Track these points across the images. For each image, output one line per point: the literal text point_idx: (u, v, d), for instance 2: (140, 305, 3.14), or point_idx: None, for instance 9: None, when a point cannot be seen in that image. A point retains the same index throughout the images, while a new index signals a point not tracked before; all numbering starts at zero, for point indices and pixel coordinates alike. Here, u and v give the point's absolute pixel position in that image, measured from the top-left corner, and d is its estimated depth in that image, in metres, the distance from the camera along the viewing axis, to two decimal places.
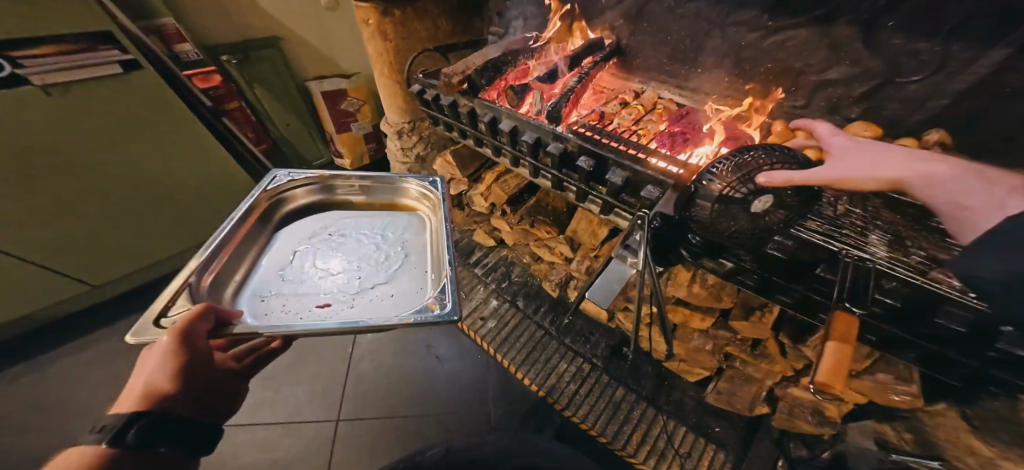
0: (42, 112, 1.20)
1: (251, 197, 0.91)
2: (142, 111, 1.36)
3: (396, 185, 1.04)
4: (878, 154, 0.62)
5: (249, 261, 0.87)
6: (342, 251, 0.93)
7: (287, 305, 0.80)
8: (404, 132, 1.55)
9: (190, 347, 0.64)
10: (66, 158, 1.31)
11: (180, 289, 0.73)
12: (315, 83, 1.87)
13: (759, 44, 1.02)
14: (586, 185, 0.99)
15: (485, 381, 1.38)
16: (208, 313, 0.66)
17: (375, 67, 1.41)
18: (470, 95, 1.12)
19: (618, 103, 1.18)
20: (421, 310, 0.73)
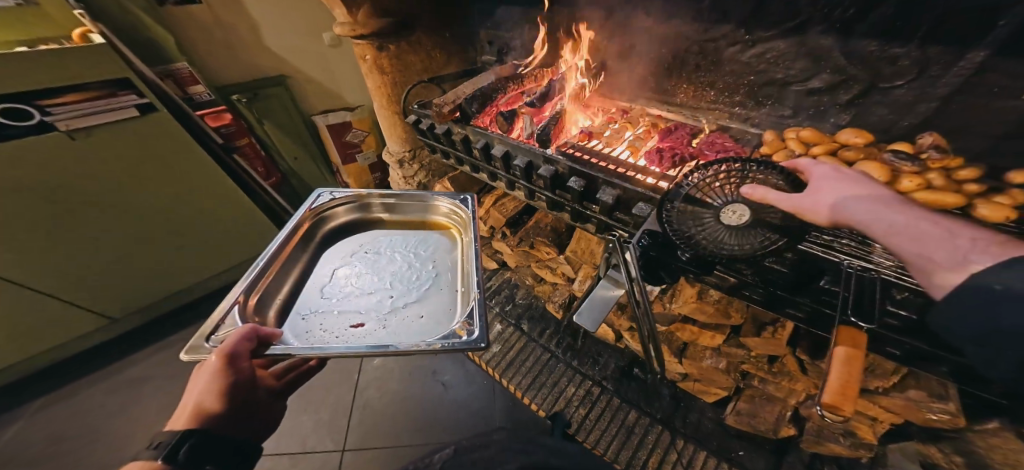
0: (76, 151, 1.28)
1: (294, 218, 0.93)
2: (157, 148, 1.42)
3: (427, 203, 1.05)
4: (857, 185, 0.55)
5: (297, 274, 0.89)
6: (377, 269, 0.93)
7: (318, 327, 0.80)
8: (404, 161, 1.58)
9: (234, 368, 0.65)
10: (92, 192, 1.37)
11: (229, 306, 0.73)
12: (321, 117, 1.93)
13: (740, 57, 1.04)
14: (580, 205, 1.00)
15: (492, 407, 1.34)
16: (251, 334, 0.67)
17: (375, 99, 1.46)
18: (463, 123, 1.16)
19: (607, 122, 1.20)
20: (448, 337, 0.72)
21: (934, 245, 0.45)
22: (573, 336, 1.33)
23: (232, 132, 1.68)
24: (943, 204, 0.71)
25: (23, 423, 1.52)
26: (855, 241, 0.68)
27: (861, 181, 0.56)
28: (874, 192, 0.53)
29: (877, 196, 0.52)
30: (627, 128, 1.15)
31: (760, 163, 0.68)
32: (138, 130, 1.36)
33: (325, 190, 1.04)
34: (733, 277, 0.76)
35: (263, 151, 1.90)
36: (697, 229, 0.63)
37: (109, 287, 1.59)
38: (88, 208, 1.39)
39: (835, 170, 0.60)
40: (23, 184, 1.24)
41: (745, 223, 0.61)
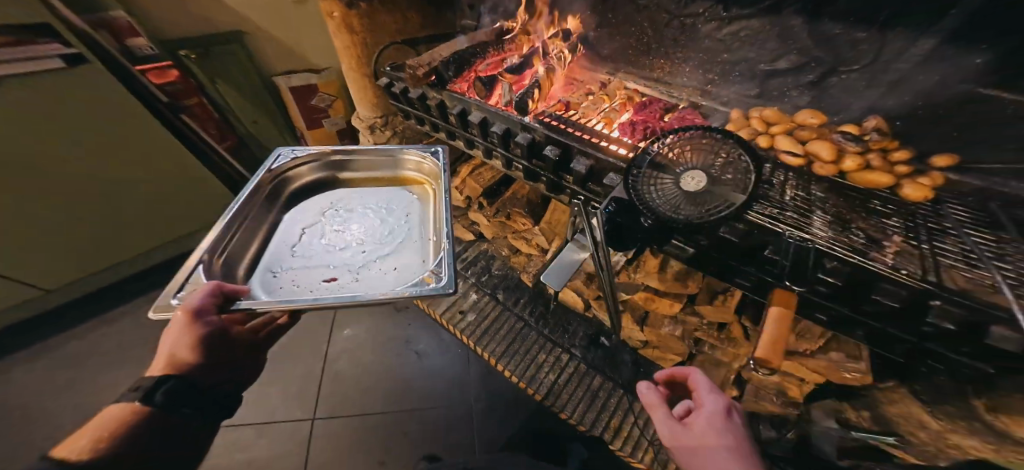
0: (29, 110, 1.20)
1: (252, 182, 0.88)
2: (89, 107, 1.28)
3: (395, 157, 1.02)
4: (731, 432, 0.60)
5: (259, 242, 0.85)
6: (349, 224, 0.92)
7: (292, 280, 0.80)
8: (376, 127, 1.50)
9: (201, 321, 0.65)
10: (56, 157, 1.32)
11: (195, 264, 0.71)
12: (282, 78, 1.76)
13: (715, 35, 1.06)
14: (555, 175, 1.03)
15: (467, 374, 1.39)
16: (216, 290, 0.66)
17: (343, 61, 1.38)
18: (438, 87, 1.12)
19: (585, 93, 1.20)
20: (417, 283, 0.74)
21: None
22: (545, 306, 1.38)
23: (179, 90, 1.55)
24: (876, 184, 0.79)
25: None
26: (797, 213, 0.75)
27: (730, 428, 0.61)
28: (736, 441, 0.59)
29: (742, 451, 0.57)
30: (602, 100, 1.15)
31: (720, 131, 0.70)
32: (62, 84, 1.21)
33: (285, 150, 0.99)
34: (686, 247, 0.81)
35: (217, 113, 1.75)
36: (660, 197, 0.66)
37: (53, 255, 1.51)
38: (63, 170, 1.35)
39: (717, 401, 0.66)
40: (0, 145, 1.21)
41: (704, 189, 0.64)
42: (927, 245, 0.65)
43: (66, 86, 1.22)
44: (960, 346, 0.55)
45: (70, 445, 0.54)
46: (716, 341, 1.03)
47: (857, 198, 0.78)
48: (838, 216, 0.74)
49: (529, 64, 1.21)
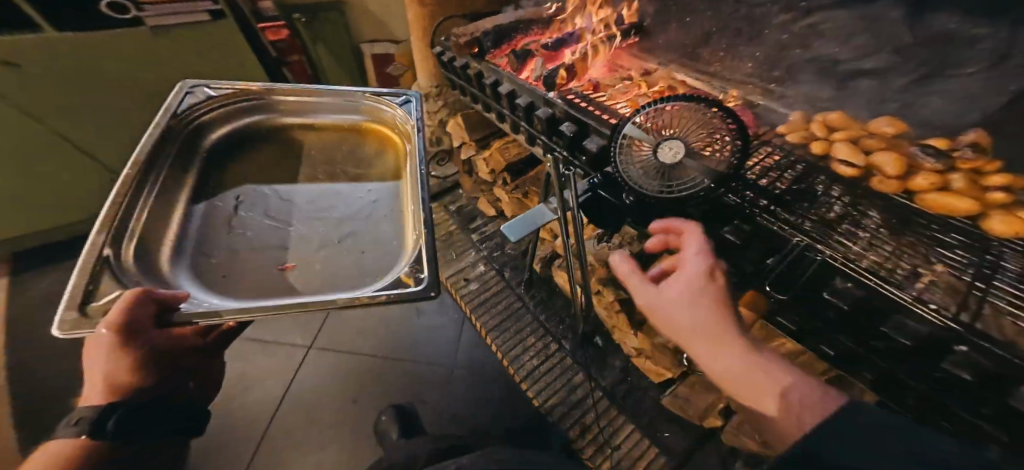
0: (178, 49, 1.54)
1: (156, 127, 0.78)
2: (222, 56, 1.62)
3: (357, 104, 0.95)
4: (710, 304, 0.50)
5: (179, 214, 0.73)
6: (306, 191, 0.83)
7: (233, 268, 0.68)
8: (431, 96, 1.58)
9: (139, 341, 0.53)
10: (184, 88, 1.65)
11: (98, 269, 0.55)
12: (367, 46, 2.00)
13: (789, 30, 0.93)
14: (570, 155, 1.00)
15: (458, 339, 1.44)
16: (147, 300, 0.52)
17: (412, 31, 1.47)
18: (479, 59, 1.17)
19: (623, 78, 1.15)
20: (393, 283, 0.58)
21: (767, 396, 0.44)
22: (548, 293, 1.36)
23: (285, 48, 1.88)
24: (951, 210, 0.60)
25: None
26: (815, 222, 0.65)
27: (709, 291, 0.51)
28: (718, 306, 0.50)
29: (719, 315, 0.49)
30: (638, 85, 1.09)
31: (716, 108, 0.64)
32: (208, 36, 1.54)
33: (196, 88, 0.90)
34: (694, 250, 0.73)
35: (312, 72, 2.07)
36: (632, 170, 0.64)
37: None
38: None
39: (689, 258, 0.55)
40: (156, 75, 1.56)
41: (676, 163, 0.61)
42: (985, 285, 0.52)
43: (207, 37, 1.55)
44: (977, 405, 0.44)
45: None
46: None
47: (919, 222, 0.62)
48: (881, 240, 0.62)
49: (568, 41, 1.20)
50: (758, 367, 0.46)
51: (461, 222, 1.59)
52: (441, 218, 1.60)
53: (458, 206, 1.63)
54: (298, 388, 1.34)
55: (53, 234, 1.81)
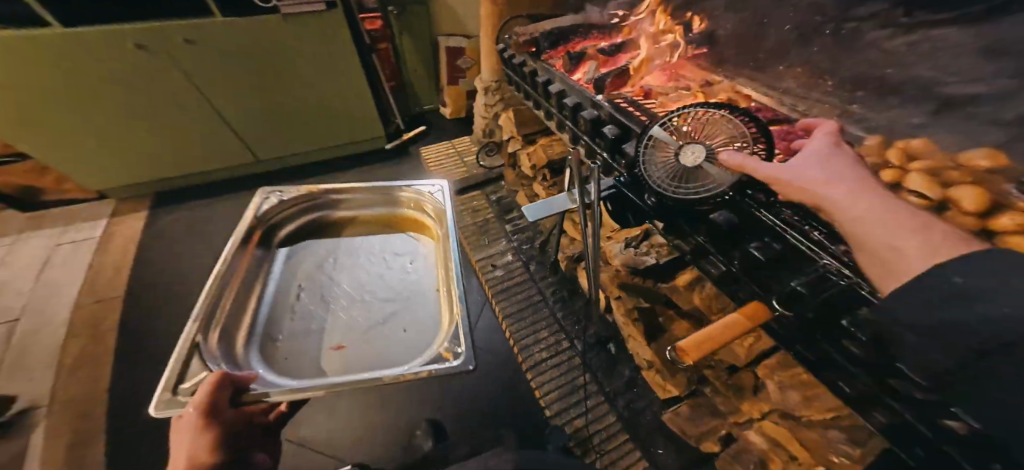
0: (297, 34, 1.70)
1: (242, 228, 1.00)
2: (335, 44, 1.79)
3: (388, 195, 1.17)
4: (834, 165, 0.48)
5: (254, 299, 0.96)
6: (353, 279, 1.08)
7: (291, 351, 0.91)
8: (490, 90, 1.66)
9: (217, 418, 0.64)
10: (292, 68, 1.80)
11: (192, 352, 0.75)
12: (442, 39, 2.12)
13: (882, 48, 0.69)
14: (609, 157, 0.92)
15: (477, 321, 1.51)
16: (225, 380, 0.68)
17: (482, 27, 1.54)
18: (535, 57, 1.21)
19: (680, 86, 1.07)
20: (436, 358, 0.78)
21: (904, 231, 0.37)
22: (570, 293, 1.37)
23: (378, 36, 2.05)
24: None
25: (208, 209, 2.03)
26: (828, 232, 0.57)
27: (830, 159, 0.50)
28: (840, 163, 0.49)
29: (843, 169, 0.47)
30: (693, 96, 1.01)
31: (740, 111, 0.67)
32: (326, 25, 1.71)
33: (270, 191, 1.12)
34: (722, 267, 0.70)
35: (396, 60, 2.21)
36: (656, 170, 0.71)
37: (268, 139, 2.03)
38: (296, 79, 1.84)
39: (823, 149, 0.53)
40: (271, 54, 1.73)
41: (698, 167, 0.65)
42: None
43: (325, 26, 1.72)
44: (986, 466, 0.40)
45: None
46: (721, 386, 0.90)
47: None
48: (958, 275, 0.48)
49: (627, 47, 1.19)
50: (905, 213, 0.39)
51: (498, 212, 1.65)
52: (479, 204, 1.68)
53: (498, 196, 1.69)
54: None
55: (179, 182, 2.10)
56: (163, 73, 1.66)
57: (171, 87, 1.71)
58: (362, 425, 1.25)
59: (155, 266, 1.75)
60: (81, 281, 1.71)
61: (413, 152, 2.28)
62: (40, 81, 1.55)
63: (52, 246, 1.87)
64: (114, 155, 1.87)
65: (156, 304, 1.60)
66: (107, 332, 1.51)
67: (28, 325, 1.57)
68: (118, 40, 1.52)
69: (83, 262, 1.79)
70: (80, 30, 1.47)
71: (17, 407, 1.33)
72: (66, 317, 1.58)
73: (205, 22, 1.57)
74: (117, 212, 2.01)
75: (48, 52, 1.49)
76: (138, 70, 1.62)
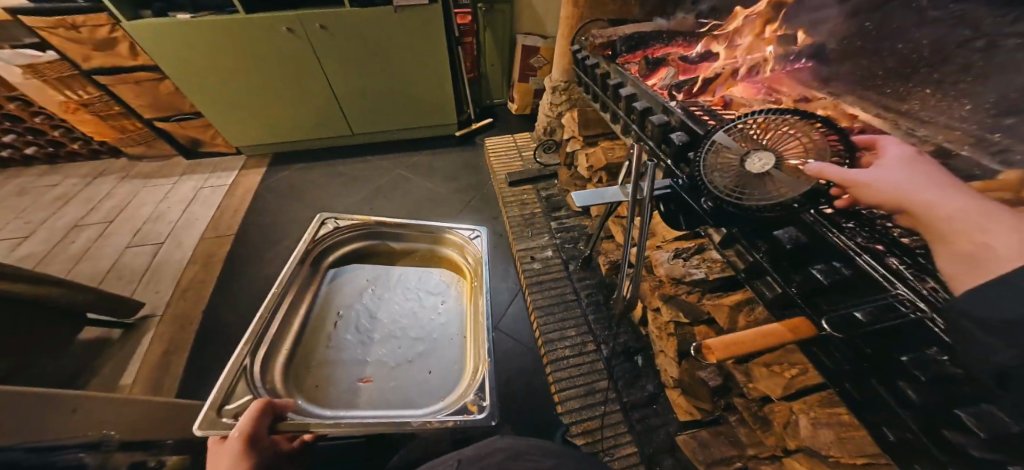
0: (402, 23, 1.86)
1: (300, 249, 1.07)
2: (441, 36, 1.94)
3: (436, 235, 1.22)
4: (930, 174, 0.51)
5: (296, 322, 1.00)
6: (387, 308, 1.09)
7: (323, 378, 0.92)
8: (558, 89, 1.69)
9: (256, 448, 0.68)
10: (390, 53, 1.98)
11: (237, 377, 0.82)
12: (520, 37, 2.14)
13: None
14: (674, 165, 0.92)
15: (507, 307, 1.56)
16: (266, 409, 0.74)
17: (560, 28, 1.59)
18: (610, 60, 1.22)
19: (765, 98, 0.97)
20: (460, 409, 0.82)
21: (1001, 229, 0.39)
22: (605, 299, 1.37)
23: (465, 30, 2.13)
24: None
25: (306, 173, 2.31)
26: (911, 263, 0.52)
27: (926, 168, 0.52)
28: (935, 172, 0.51)
29: (936, 178, 0.50)
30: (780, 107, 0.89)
31: (821, 124, 0.66)
32: (425, 17, 1.85)
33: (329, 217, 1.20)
34: (779, 289, 0.68)
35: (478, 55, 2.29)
36: (719, 176, 0.70)
37: (360, 115, 2.25)
38: (391, 63, 2.02)
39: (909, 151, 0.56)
40: (375, 40, 1.91)
41: (764, 174, 0.65)
42: None
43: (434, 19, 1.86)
44: None
45: None
46: (747, 416, 0.88)
47: None
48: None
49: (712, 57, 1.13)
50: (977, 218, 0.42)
51: (546, 209, 1.69)
52: (529, 198, 1.73)
53: (548, 194, 1.74)
54: None
55: (297, 147, 2.43)
56: (289, 50, 1.90)
57: (309, 68, 1.99)
58: None
59: (258, 215, 2.05)
60: (209, 220, 2.05)
61: (477, 142, 2.40)
62: (224, 59, 1.90)
63: (197, 188, 2.25)
64: (258, 123, 2.22)
65: (253, 249, 1.89)
66: (215, 266, 1.81)
67: (167, 250, 1.91)
68: (278, 27, 1.80)
69: (215, 203, 2.15)
70: (256, 17, 1.76)
71: (140, 314, 1.64)
72: (192, 245, 1.93)
73: (342, 12, 1.78)
74: (245, 166, 2.37)
75: (228, 33, 1.80)
76: (290, 53, 1.91)
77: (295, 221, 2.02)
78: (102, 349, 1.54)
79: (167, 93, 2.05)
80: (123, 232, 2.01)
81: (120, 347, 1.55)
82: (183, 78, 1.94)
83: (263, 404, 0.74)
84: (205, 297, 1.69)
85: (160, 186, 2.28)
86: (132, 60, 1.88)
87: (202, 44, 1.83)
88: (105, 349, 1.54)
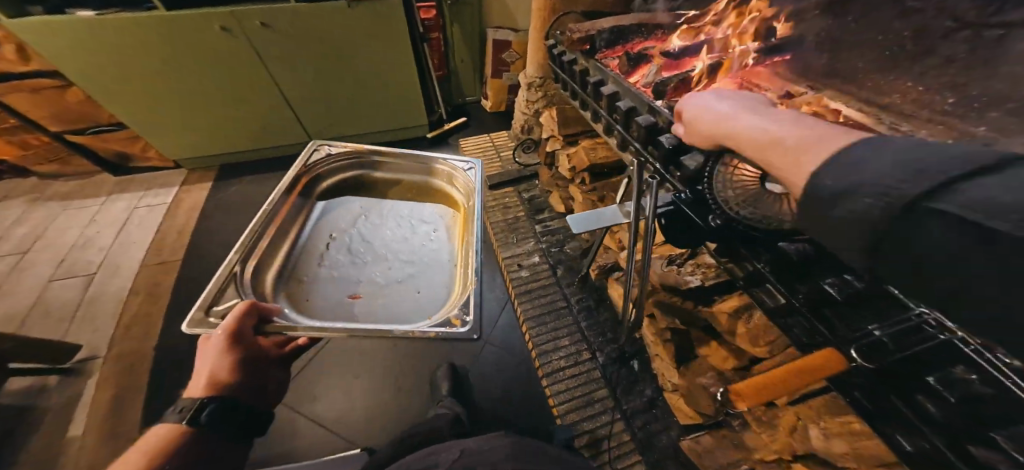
0: (356, 18, 1.69)
1: (289, 174, 0.97)
2: (399, 32, 1.78)
3: (430, 165, 1.10)
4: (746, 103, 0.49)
5: (289, 241, 0.93)
6: (377, 232, 1.02)
7: (313, 294, 0.86)
8: (533, 85, 1.61)
9: (239, 346, 0.70)
10: (346, 49, 1.80)
11: (227, 285, 0.75)
12: (491, 31, 2.02)
13: None
14: (663, 169, 0.85)
15: (497, 320, 1.48)
16: (251, 311, 0.71)
17: (532, 22, 1.52)
18: (588, 56, 1.14)
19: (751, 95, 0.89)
20: (444, 323, 0.76)
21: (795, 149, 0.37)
22: (596, 303, 1.34)
23: (431, 25, 1.97)
24: None
25: (262, 185, 2.11)
26: None
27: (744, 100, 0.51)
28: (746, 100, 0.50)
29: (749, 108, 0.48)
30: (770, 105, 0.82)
31: None
32: (380, 11, 1.69)
33: (319, 142, 1.08)
34: (782, 299, 0.63)
35: (445, 50, 2.14)
36: (732, 194, 0.61)
37: (318, 118, 2.07)
38: (347, 60, 1.85)
39: (740, 104, 0.50)
40: (328, 37, 1.74)
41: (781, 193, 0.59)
42: None
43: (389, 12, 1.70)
44: None
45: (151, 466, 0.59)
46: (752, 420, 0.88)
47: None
48: None
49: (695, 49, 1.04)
50: (846, 152, 0.31)
51: (529, 211, 1.63)
52: (511, 201, 1.66)
53: (531, 195, 1.67)
54: None
55: (249, 156, 2.22)
56: (226, 49, 1.69)
57: (253, 69, 1.79)
58: (372, 406, 1.27)
59: (210, 234, 1.85)
60: (150, 243, 1.83)
61: (450, 143, 2.28)
62: (146, 62, 1.66)
63: (132, 208, 2.00)
64: (194, 131, 1.99)
65: (205, 273, 1.70)
66: (163, 296, 1.62)
67: (102, 281, 1.69)
68: (210, 24, 1.59)
69: (155, 223, 1.92)
70: (181, 14, 1.54)
71: (77, 357, 1.44)
72: (131, 275, 1.70)
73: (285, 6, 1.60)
74: (189, 181, 2.12)
75: (147, 33, 1.56)
76: (226, 53, 1.71)
77: None
78: (32, 403, 1.34)
79: (76, 101, 1.80)
80: (47, 264, 1.76)
81: (54, 400, 1.35)
82: (97, 83, 1.69)
83: (247, 305, 0.70)
84: (150, 332, 1.50)
85: (86, 208, 2.00)
86: (24, 65, 1.64)
87: (113, 46, 1.58)
88: (36, 402, 1.35)
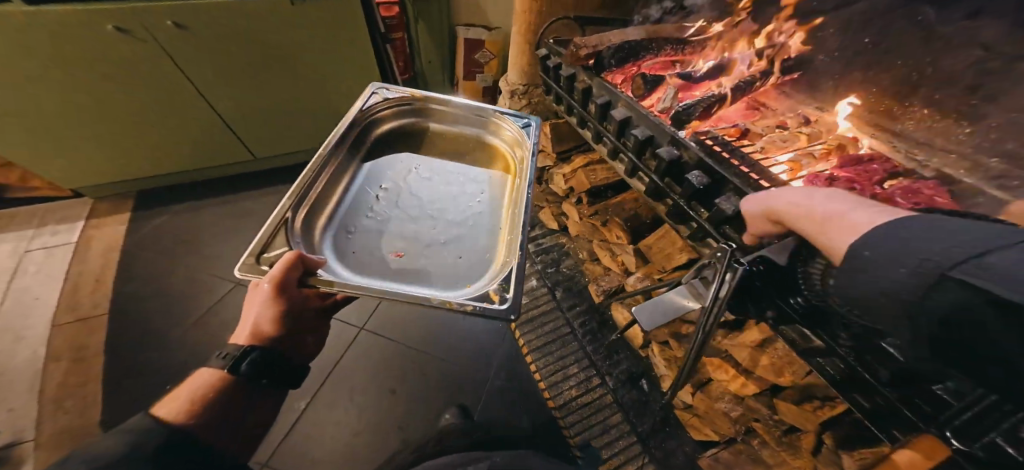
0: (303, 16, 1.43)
1: (346, 121, 0.88)
2: (355, 31, 1.53)
3: (488, 120, 1.00)
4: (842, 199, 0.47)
5: (338, 194, 0.82)
6: (427, 188, 0.90)
7: (360, 246, 0.76)
8: (516, 93, 1.47)
9: (287, 297, 0.61)
10: (289, 48, 1.51)
11: (278, 229, 0.66)
12: (461, 29, 1.84)
13: None
14: (687, 204, 0.86)
15: (495, 351, 1.38)
16: (298, 263, 0.60)
17: (514, 23, 1.33)
18: (593, 72, 1.07)
19: (774, 124, 0.93)
20: (480, 297, 0.65)
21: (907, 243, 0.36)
22: (599, 325, 1.30)
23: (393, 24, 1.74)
24: None
25: (197, 212, 1.78)
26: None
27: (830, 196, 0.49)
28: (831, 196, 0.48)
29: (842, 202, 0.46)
30: (797, 138, 0.87)
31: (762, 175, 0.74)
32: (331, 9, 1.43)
33: (377, 87, 0.99)
34: (820, 340, 0.64)
35: (409, 50, 1.93)
36: None
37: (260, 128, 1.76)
38: (291, 62, 1.56)
39: (833, 197, 0.47)
40: (267, 36, 1.45)
41: None
42: None
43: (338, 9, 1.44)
44: None
45: (195, 413, 0.55)
46: (771, 439, 0.89)
47: None
48: None
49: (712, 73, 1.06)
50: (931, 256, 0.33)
51: None
52: None
53: None
54: (343, 366, 1.32)
55: (176, 178, 1.86)
56: (130, 51, 1.34)
57: (168, 75, 1.45)
58: (370, 453, 1.15)
59: (132, 276, 1.53)
60: (54, 296, 1.47)
61: None
62: (8, 71, 1.27)
63: (24, 252, 1.61)
64: (96, 152, 1.61)
65: (130, 328, 1.38)
66: (77, 363, 1.30)
67: None
68: (94, 24, 1.24)
69: (62, 270, 1.56)
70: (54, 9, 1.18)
71: None
72: (28, 339, 1.37)
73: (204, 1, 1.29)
74: (100, 211, 1.75)
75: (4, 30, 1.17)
76: (126, 58, 1.36)
77: (189, 276, 1.54)
78: None
79: None
80: None
81: None
82: None
83: (295, 254, 0.60)
84: (54, 410, 1.20)
85: None
86: None
87: None
88: None
